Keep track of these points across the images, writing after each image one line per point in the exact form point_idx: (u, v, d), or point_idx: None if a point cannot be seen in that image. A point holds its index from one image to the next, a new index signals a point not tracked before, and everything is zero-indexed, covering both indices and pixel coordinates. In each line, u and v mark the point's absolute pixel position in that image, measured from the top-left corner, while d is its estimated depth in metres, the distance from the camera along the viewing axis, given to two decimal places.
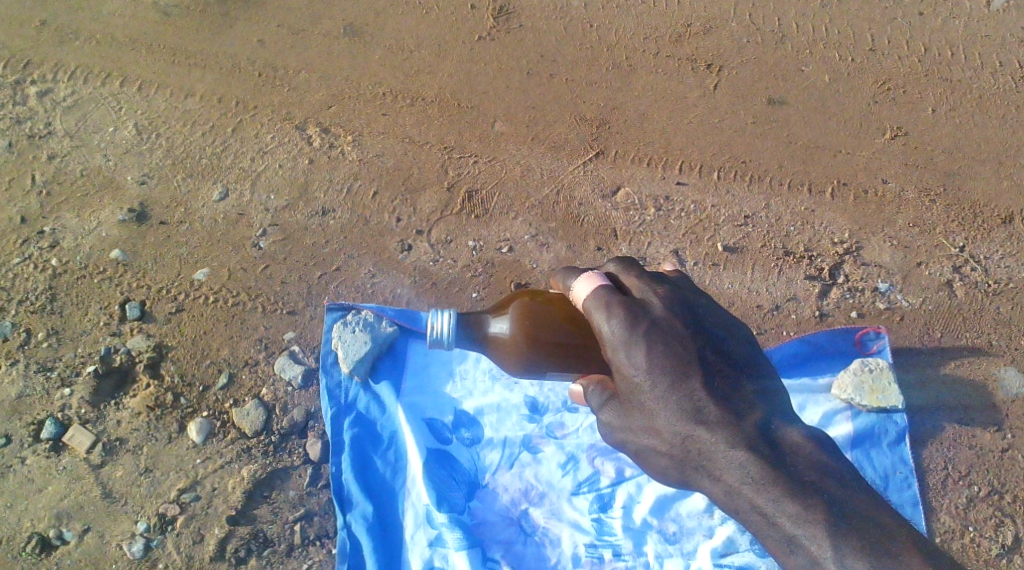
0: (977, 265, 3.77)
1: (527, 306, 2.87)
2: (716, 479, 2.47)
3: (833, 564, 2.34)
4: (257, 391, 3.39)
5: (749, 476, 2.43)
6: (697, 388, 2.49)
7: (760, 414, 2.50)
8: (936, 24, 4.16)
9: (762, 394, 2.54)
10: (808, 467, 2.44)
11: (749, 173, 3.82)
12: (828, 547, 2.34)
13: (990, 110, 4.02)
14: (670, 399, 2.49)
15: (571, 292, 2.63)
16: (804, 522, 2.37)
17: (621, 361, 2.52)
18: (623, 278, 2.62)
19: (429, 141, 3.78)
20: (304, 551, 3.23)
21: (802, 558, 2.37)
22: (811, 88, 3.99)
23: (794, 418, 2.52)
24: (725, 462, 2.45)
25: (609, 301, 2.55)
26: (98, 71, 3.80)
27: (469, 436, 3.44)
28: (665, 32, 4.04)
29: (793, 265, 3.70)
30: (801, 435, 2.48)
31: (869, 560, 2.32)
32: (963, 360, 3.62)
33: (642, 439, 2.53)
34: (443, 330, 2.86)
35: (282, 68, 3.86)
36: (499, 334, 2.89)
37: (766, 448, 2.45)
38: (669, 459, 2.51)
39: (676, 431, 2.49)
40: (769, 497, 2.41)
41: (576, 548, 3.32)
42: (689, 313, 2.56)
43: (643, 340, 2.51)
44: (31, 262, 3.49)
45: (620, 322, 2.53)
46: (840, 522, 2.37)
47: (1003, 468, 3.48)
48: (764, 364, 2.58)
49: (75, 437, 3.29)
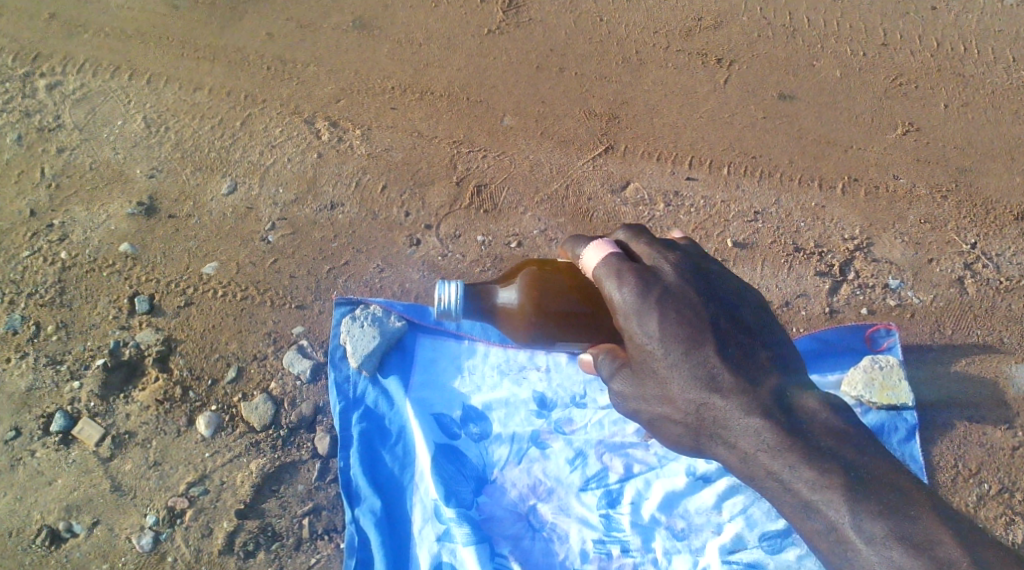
0: (988, 262, 3.75)
1: (536, 275, 2.80)
2: (731, 447, 2.47)
3: (851, 528, 2.35)
4: (266, 385, 3.39)
5: (764, 442, 2.43)
6: (710, 355, 2.46)
7: (776, 380, 2.47)
8: (948, 20, 4.13)
9: (779, 359, 2.49)
10: (825, 432, 2.43)
11: (759, 169, 3.81)
12: (845, 512, 2.35)
13: (1002, 106, 4.00)
14: (683, 366, 2.47)
15: (581, 261, 2.60)
16: (821, 488, 2.38)
17: (633, 329, 2.50)
18: (633, 246, 2.59)
19: (438, 135, 3.77)
20: (312, 546, 3.24)
21: (818, 524, 2.39)
22: (822, 83, 3.97)
23: (811, 385, 2.50)
24: (740, 430, 2.45)
25: (620, 268, 2.52)
26: (107, 64, 3.80)
27: (477, 431, 3.43)
28: (675, 26, 4.02)
29: (804, 261, 3.68)
30: (819, 400, 2.47)
31: (887, 524, 2.33)
32: (975, 357, 3.60)
33: (656, 408, 2.51)
34: (452, 301, 2.76)
35: (291, 61, 3.85)
36: (506, 304, 2.81)
37: (782, 414, 2.44)
38: (683, 427, 2.50)
39: (690, 399, 2.47)
40: (786, 463, 2.42)
41: (584, 544, 3.32)
42: (701, 281, 2.52)
43: (654, 307, 2.48)
44: (40, 255, 3.49)
45: (632, 290, 2.50)
46: (858, 488, 2.36)
47: (1014, 466, 3.47)
48: (781, 331, 2.52)
49: (84, 430, 3.30)
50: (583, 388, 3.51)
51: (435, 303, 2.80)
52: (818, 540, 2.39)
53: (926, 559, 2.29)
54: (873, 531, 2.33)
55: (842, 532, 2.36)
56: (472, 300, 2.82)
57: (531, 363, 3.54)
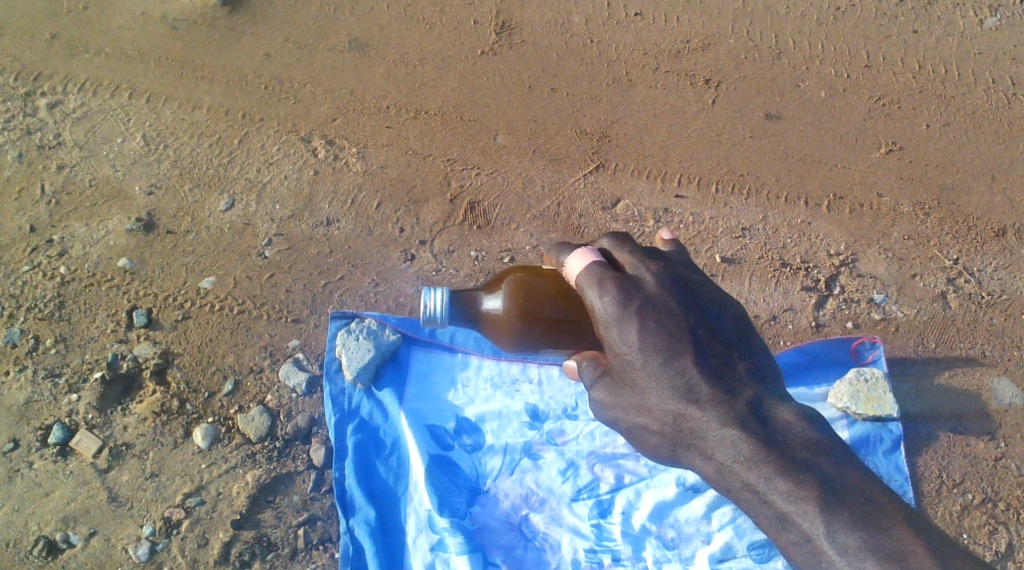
0: (970, 277, 3.83)
1: (523, 281, 2.83)
2: (708, 457, 2.49)
3: (825, 539, 2.39)
4: (262, 398, 3.44)
5: (741, 454, 2.46)
6: (689, 366, 2.50)
7: (752, 392, 2.51)
8: (931, 42, 4.23)
9: (758, 371, 2.53)
10: (800, 444, 2.46)
11: (746, 187, 3.89)
12: (820, 523, 2.39)
13: (983, 125, 4.09)
14: (662, 376, 2.50)
15: (564, 268, 2.63)
16: (796, 499, 2.41)
17: (613, 338, 2.53)
18: (616, 254, 2.63)
19: (432, 153, 3.84)
20: (307, 556, 3.28)
21: (793, 535, 2.42)
22: (808, 103, 4.06)
23: (786, 396, 2.53)
24: (716, 441, 2.48)
25: (602, 277, 2.56)
26: (107, 84, 3.87)
27: (470, 443, 3.49)
28: (664, 48, 4.11)
29: (790, 276, 3.76)
30: (794, 412, 2.50)
31: (860, 535, 2.37)
32: (957, 370, 3.68)
33: (634, 417, 2.54)
34: (437, 308, 2.80)
35: (288, 81, 3.93)
36: (492, 311, 2.86)
37: (758, 425, 2.48)
38: (660, 437, 2.53)
39: (668, 410, 2.50)
40: (761, 475, 2.45)
41: (576, 553, 3.37)
42: (683, 291, 2.56)
43: (634, 318, 2.52)
44: (40, 270, 3.55)
45: (613, 299, 2.54)
46: (832, 497, 2.41)
47: (996, 477, 3.54)
48: (759, 344, 2.57)
49: (82, 442, 3.34)
50: (575, 400, 3.57)
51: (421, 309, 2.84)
52: (794, 549, 2.43)
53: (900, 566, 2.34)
54: (846, 541, 2.37)
55: (817, 543, 2.39)
56: (456, 306, 2.86)
57: (524, 376, 3.60)
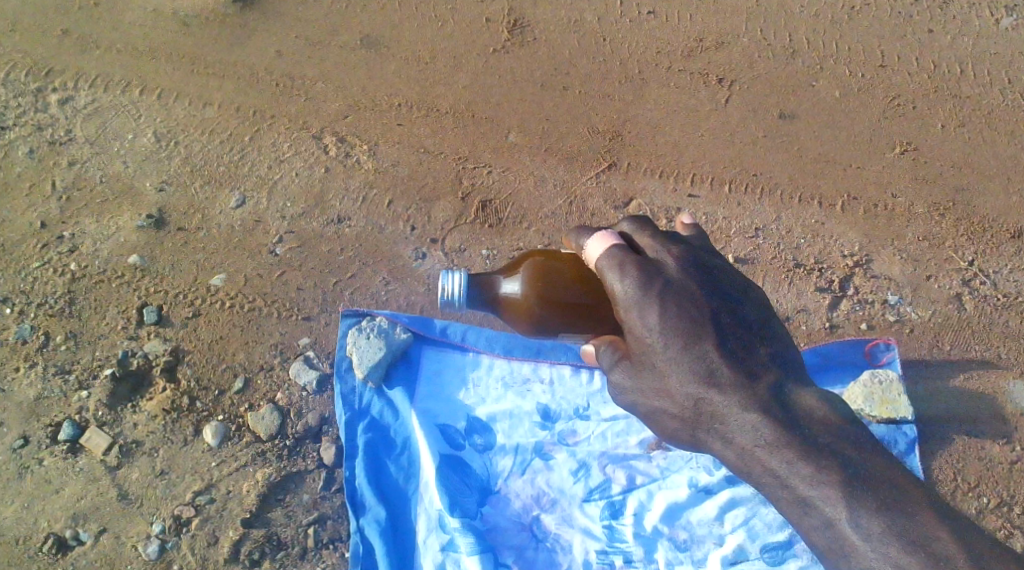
0: (986, 279, 3.80)
1: (541, 265, 2.78)
2: (728, 442, 2.47)
3: (848, 525, 2.36)
4: (272, 396, 3.42)
5: (762, 438, 2.44)
6: (710, 350, 2.47)
7: (775, 376, 2.48)
8: (946, 41, 4.20)
9: (779, 356, 2.50)
10: (822, 428, 2.44)
11: (760, 187, 3.86)
12: (843, 510, 2.37)
13: (998, 127, 4.06)
14: (682, 360, 2.47)
15: (584, 251, 2.59)
16: (818, 484, 2.39)
17: (633, 321, 2.49)
18: (636, 237, 2.59)
19: (444, 151, 3.82)
20: (318, 555, 3.26)
21: (815, 520, 2.40)
22: (822, 103, 4.03)
23: (807, 382, 2.50)
24: (737, 425, 2.45)
25: (623, 260, 2.52)
26: (118, 80, 3.86)
27: (481, 442, 3.47)
28: (677, 46, 4.08)
29: (804, 277, 3.74)
30: (815, 396, 2.47)
31: (884, 523, 2.35)
32: (973, 373, 3.65)
33: (653, 401, 2.51)
34: (455, 292, 2.72)
35: (300, 78, 3.91)
36: (510, 294, 2.79)
37: (780, 409, 2.45)
38: (680, 422, 2.50)
39: (688, 394, 2.47)
40: (783, 459, 2.42)
41: (588, 555, 3.35)
42: (704, 274, 2.52)
43: (655, 301, 2.48)
44: (50, 267, 3.53)
45: (634, 282, 2.50)
46: (855, 484, 2.38)
47: (1012, 480, 3.51)
48: (780, 328, 2.53)
49: (92, 439, 3.32)
50: (586, 401, 3.56)
51: (438, 293, 2.77)
52: (814, 535, 2.41)
53: (923, 556, 2.31)
54: (869, 527, 2.35)
55: (840, 528, 2.37)
56: (474, 289, 2.79)
57: (535, 376, 3.58)
